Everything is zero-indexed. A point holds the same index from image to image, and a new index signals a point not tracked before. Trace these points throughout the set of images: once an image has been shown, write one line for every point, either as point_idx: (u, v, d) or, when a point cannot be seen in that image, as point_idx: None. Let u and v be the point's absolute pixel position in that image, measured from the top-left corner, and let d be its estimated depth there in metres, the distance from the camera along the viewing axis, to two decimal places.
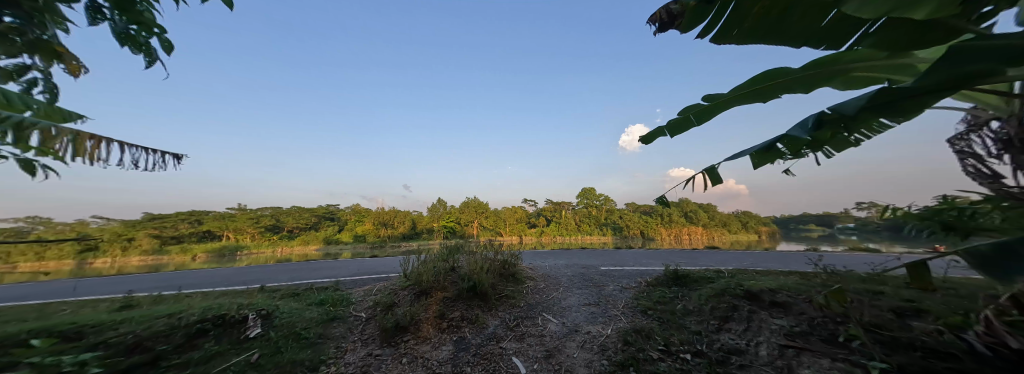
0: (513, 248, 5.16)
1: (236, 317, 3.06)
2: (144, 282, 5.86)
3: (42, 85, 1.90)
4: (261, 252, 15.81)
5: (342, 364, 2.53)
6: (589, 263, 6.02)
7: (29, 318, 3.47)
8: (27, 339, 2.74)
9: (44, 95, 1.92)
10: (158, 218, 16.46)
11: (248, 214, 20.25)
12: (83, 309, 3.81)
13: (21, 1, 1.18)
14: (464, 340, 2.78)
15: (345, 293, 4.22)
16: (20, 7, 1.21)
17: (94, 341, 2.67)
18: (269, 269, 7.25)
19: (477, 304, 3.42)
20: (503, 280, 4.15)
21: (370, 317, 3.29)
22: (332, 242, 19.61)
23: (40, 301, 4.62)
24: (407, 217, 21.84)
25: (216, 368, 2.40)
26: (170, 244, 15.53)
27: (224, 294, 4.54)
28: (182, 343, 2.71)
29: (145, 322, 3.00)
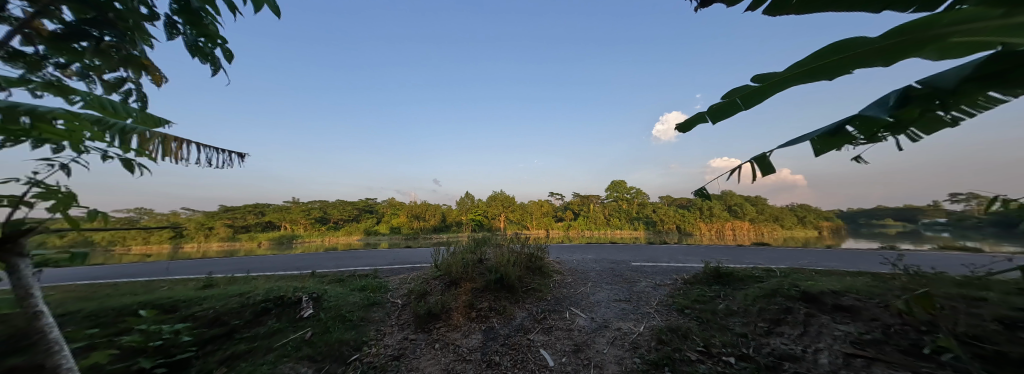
0: (540, 242, 5.14)
1: (292, 298, 3.39)
2: (220, 265, 6.77)
3: (136, 95, 2.19)
4: (311, 242, 17.45)
5: (382, 345, 2.71)
6: (619, 258, 5.84)
7: (139, 292, 4.18)
8: (137, 309, 3.30)
9: (138, 103, 2.22)
10: (230, 210, 18.97)
11: (300, 206, 22.53)
12: (177, 286, 4.50)
13: (117, 22, 1.37)
14: (492, 330, 2.84)
15: (383, 281, 4.50)
16: (115, 26, 1.40)
17: (186, 315, 3.14)
18: (319, 256, 7.99)
19: (503, 296, 3.47)
20: (530, 273, 4.17)
21: (405, 304, 3.49)
22: (371, 233, 21.13)
23: (146, 278, 5.55)
24: (437, 211, 22.84)
25: (278, 342, 2.71)
26: (240, 233, 17.87)
27: (282, 278, 5.09)
28: (251, 319, 3.09)
29: (222, 299, 3.45)
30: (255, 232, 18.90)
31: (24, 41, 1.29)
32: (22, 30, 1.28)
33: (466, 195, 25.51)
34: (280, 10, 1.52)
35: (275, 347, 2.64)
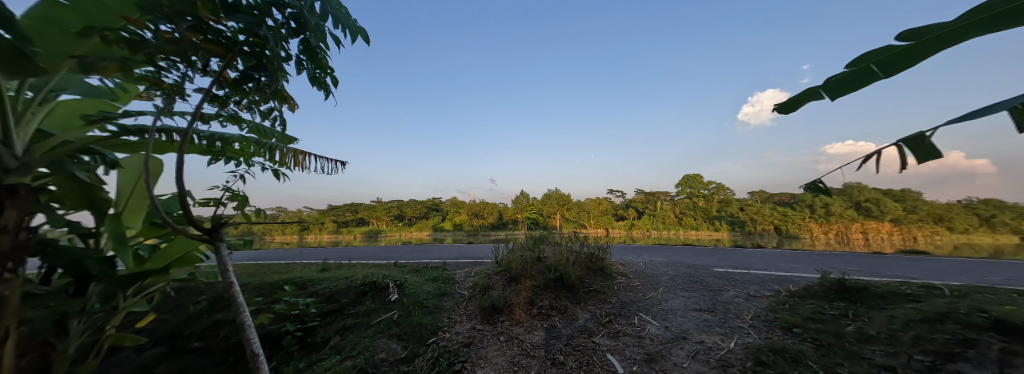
0: (602, 241, 4.91)
1: (382, 284, 3.95)
2: (328, 253, 8.31)
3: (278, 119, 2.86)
4: (391, 236, 20.07)
5: (453, 332, 2.94)
6: (696, 263, 5.18)
7: (279, 272, 5.44)
8: (280, 285, 4.29)
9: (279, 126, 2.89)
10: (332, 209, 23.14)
11: (381, 205, 26.12)
12: (302, 269, 5.71)
13: (268, 65, 1.81)
14: (555, 328, 2.83)
15: (451, 273, 4.91)
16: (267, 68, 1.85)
17: (310, 292, 3.95)
18: (398, 249, 9.15)
19: (565, 295, 3.42)
20: (592, 273, 4.01)
21: (471, 296, 3.74)
22: (437, 229, 23.23)
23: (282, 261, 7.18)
24: (495, 209, 23.80)
25: (374, 320, 3.19)
26: (338, 228, 21.65)
27: (373, 266, 6.00)
28: (355, 299, 3.73)
29: (333, 281, 4.24)
30: (349, 227, 22.65)
31: (217, 87, 1.80)
32: (216, 80, 1.79)
33: (522, 193, 25.95)
34: (368, 36, 1.78)
35: (372, 324, 3.12)
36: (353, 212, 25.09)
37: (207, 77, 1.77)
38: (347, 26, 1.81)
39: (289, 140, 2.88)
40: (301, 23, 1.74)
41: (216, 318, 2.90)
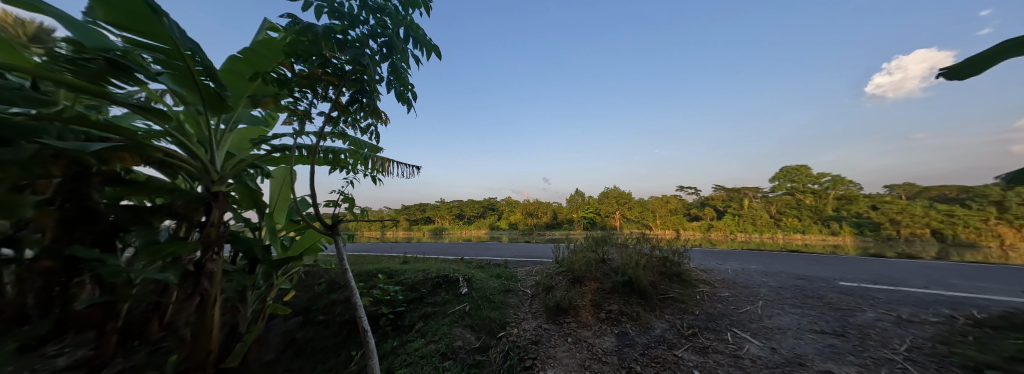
0: (677, 244, 4.42)
1: (453, 278, 4.25)
2: (404, 248, 9.37)
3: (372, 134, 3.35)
4: (453, 234, 21.66)
5: (521, 329, 2.96)
6: (805, 274, 4.25)
7: (369, 262, 6.35)
8: (372, 274, 5.00)
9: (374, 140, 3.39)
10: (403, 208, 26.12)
11: (444, 205, 28.37)
12: (386, 261, 6.56)
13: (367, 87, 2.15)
14: (627, 335, 2.65)
15: (513, 271, 5.03)
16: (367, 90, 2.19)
17: (395, 281, 4.50)
18: (461, 246, 9.81)
19: (637, 301, 3.18)
20: (667, 280, 3.64)
21: (534, 295, 3.77)
22: (494, 228, 24.17)
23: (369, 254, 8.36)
24: (549, 209, 23.65)
25: (450, 310, 3.42)
26: (408, 226, 24.30)
27: (442, 261, 6.54)
28: (433, 289, 4.10)
29: (413, 272, 4.75)
30: (417, 226, 25.17)
31: (332, 110, 2.20)
32: (332, 104, 2.20)
33: (577, 193, 25.12)
34: (440, 53, 1.99)
35: (449, 313, 3.35)
36: (420, 212, 27.80)
37: (325, 103, 2.19)
38: (424, 45, 2.06)
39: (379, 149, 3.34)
40: (391, 47, 2.04)
41: (333, 297, 3.53)
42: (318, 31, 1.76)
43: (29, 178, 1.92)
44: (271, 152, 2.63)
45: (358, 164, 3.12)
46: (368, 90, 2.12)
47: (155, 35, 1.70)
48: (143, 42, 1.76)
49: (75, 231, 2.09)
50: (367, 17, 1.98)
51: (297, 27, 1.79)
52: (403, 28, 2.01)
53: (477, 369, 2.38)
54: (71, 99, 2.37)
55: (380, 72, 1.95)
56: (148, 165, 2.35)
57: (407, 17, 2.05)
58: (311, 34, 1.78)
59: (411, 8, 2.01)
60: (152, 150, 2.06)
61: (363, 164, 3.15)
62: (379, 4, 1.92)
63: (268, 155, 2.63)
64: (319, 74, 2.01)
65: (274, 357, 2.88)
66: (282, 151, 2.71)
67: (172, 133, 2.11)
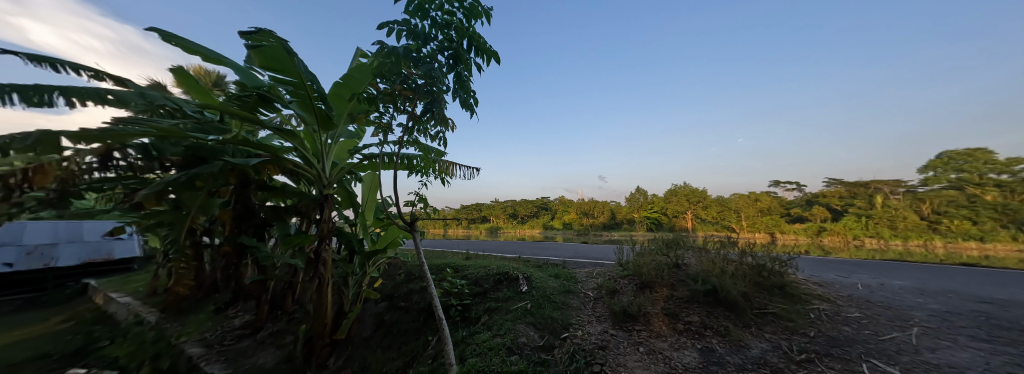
0: (776, 251, 3.67)
1: (513, 275, 4.31)
2: (465, 245, 9.96)
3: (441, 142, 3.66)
4: (508, 233, 22.21)
5: (585, 332, 2.81)
6: (990, 296, 3.07)
7: (437, 257, 6.93)
8: (441, 268, 5.43)
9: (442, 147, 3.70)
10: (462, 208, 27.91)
11: (500, 205, 29.31)
12: (451, 256, 7.07)
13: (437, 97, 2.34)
14: (713, 352, 2.25)
15: (572, 272, 4.88)
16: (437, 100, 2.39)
17: (461, 275, 4.79)
18: (517, 244, 9.99)
19: (724, 315, 2.74)
20: (763, 292, 3.07)
21: (597, 298, 3.58)
22: (548, 228, 23.95)
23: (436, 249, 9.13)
24: (606, 208, 22.40)
25: (512, 306, 3.46)
26: (467, 225, 25.82)
27: (501, 258, 6.74)
28: (495, 285, 4.24)
29: (476, 268, 4.99)
30: (476, 225, 26.58)
31: (409, 120, 2.48)
32: (409, 116, 2.47)
33: (639, 190, 23.14)
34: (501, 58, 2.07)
35: (512, 309, 3.38)
36: (478, 211, 29.27)
37: (403, 115, 2.48)
38: (486, 52, 2.14)
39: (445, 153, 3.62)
40: (457, 58, 2.19)
41: (411, 287, 3.95)
42: (399, 53, 2.00)
43: (217, 184, 2.65)
44: (363, 161, 3.10)
45: (429, 168, 3.43)
46: (438, 100, 2.31)
47: (290, 71, 2.20)
48: (281, 78, 2.28)
49: (242, 225, 2.96)
50: (437, 34, 2.17)
51: (383, 51, 2.06)
52: (467, 39, 2.13)
53: (542, 367, 2.28)
54: (237, 127, 3.19)
55: (449, 83, 2.12)
56: (282, 174, 3.00)
57: (470, 28, 2.15)
58: (394, 56, 2.02)
59: (474, 19, 2.11)
60: (286, 162, 2.64)
61: (432, 167, 3.46)
62: (447, 20, 2.08)
63: (361, 163, 3.10)
64: (399, 90, 2.28)
65: (368, 335, 3.35)
66: (370, 159, 3.17)
67: (298, 148, 2.67)
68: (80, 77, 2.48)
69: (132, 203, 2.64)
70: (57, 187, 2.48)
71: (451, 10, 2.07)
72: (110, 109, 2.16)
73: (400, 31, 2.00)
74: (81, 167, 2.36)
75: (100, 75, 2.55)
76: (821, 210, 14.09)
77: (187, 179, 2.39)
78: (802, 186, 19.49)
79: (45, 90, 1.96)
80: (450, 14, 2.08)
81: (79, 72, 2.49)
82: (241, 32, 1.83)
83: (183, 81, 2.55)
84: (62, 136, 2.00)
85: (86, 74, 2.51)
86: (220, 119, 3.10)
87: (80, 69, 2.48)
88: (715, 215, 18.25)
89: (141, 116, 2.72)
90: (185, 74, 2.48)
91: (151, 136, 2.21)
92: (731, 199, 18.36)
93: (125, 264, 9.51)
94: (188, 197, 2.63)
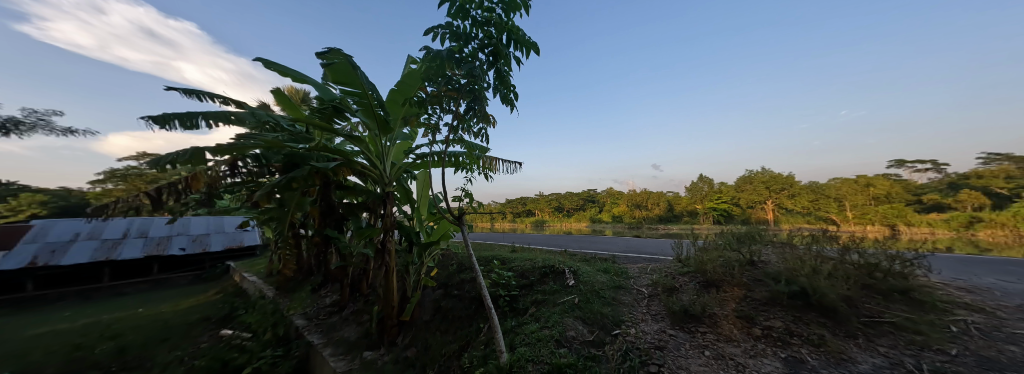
0: (893, 247, 2.94)
1: (558, 270, 4.26)
2: (513, 239, 10.17)
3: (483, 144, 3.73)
4: (554, 226, 22.23)
5: (639, 330, 2.64)
6: None
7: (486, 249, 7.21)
8: (489, 259, 5.64)
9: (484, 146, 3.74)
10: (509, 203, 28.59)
11: (545, 198, 29.23)
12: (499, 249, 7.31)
13: (479, 96, 2.39)
14: (803, 364, 1.90)
15: (623, 267, 4.61)
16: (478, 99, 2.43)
17: (508, 267, 4.91)
18: (564, 238, 9.83)
19: (818, 322, 2.31)
20: (876, 296, 2.49)
21: (652, 295, 3.34)
22: (596, 221, 23.16)
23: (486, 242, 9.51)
24: (661, 199, 20.79)
25: (559, 299, 3.44)
26: (514, 219, 26.36)
27: (547, 252, 6.74)
28: (540, 278, 4.26)
29: (523, 261, 5.07)
30: (523, 219, 26.95)
31: (454, 119, 2.60)
32: (453, 115, 2.60)
33: (702, 179, 20.68)
34: (536, 47, 2.09)
35: (559, 302, 3.37)
36: (525, 205, 29.61)
37: (448, 114, 2.62)
38: (524, 44, 2.13)
39: (488, 149, 3.69)
40: (496, 54, 2.22)
41: (463, 277, 4.20)
42: (443, 55, 2.10)
43: (307, 185, 3.15)
44: (417, 160, 3.38)
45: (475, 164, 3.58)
46: (479, 98, 2.39)
47: (355, 83, 2.48)
48: (349, 90, 2.61)
49: (326, 219, 3.45)
50: (477, 32, 2.22)
51: (428, 56, 2.18)
52: (507, 33, 2.13)
53: (593, 362, 2.21)
54: (319, 135, 3.76)
55: (489, 80, 2.17)
56: (355, 175, 3.46)
57: (509, 22, 2.13)
58: (439, 59, 2.13)
59: (513, 12, 2.10)
60: (355, 164, 3.01)
61: (476, 163, 3.59)
62: (486, 17, 2.12)
63: (415, 162, 3.38)
64: (445, 92, 2.43)
65: (429, 318, 3.66)
66: (422, 158, 3.44)
67: (364, 152, 3.01)
68: (214, 103, 3.19)
69: (252, 201, 3.32)
70: (206, 190, 3.26)
71: (491, 7, 2.10)
72: (233, 127, 2.74)
73: (444, 34, 2.10)
74: (219, 173, 3.04)
75: (226, 100, 3.24)
76: (973, 195, 10.79)
77: (286, 181, 2.90)
78: (939, 165, 15.14)
79: (193, 115, 2.57)
80: (490, 10, 2.11)
81: (214, 100, 3.20)
82: (318, 52, 2.14)
83: (282, 101, 3.11)
84: (204, 150, 2.60)
85: (217, 100, 3.22)
86: (306, 130, 3.69)
87: (213, 97, 3.19)
88: (805, 205, 15.34)
89: (255, 131, 3.41)
90: (282, 93, 3.01)
91: (260, 147, 2.73)
92: (828, 185, 15.22)
93: (250, 251, 12.06)
94: (288, 196, 3.16)
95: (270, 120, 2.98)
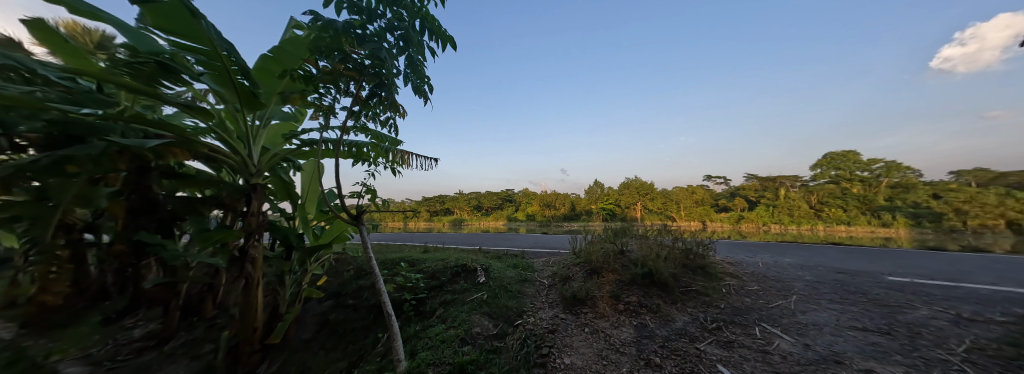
0: (702, 237, 4.22)
1: (472, 267, 4.29)
2: (428, 238, 9.71)
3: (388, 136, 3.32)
4: (472, 225, 22.30)
5: (537, 318, 2.92)
6: (848, 267, 3.76)
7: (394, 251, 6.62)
8: (395, 262, 5.19)
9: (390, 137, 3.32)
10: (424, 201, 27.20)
11: (465, 197, 28.97)
12: (408, 250, 6.81)
13: (387, 82, 2.11)
14: (646, 327, 2.50)
15: (530, 261, 5.04)
16: (386, 85, 2.15)
17: (416, 269, 4.64)
18: (481, 236, 10.00)
19: (657, 294, 3.08)
20: (689, 272, 3.50)
21: (551, 285, 3.75)
22: (511, 220, 24.31)
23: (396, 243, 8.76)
24: (566, 200, 23.74)
25: (469, 297, 3.47)
26: (430, 218, 25.14)
27: (461, 251, 6.69)
28: (451, 277, 4.18)
29: (434, 261, 4.84)
30: (439, 217, 25.98)
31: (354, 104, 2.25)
32: (354, 98, 2.25)
33: (597, 184, 24.59)
34: (453, 43, 2.04)
35: (467, 300, 3.40)
36: (441, 204, 28.57)
37: (347, 97, 2.25)
38: (438, 35, 2.03)
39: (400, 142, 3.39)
40: (407, 40, 2.04)
41: (360, 283, 3.71)
42: (338, 25, 1.77)
43: (98, 170, 2.12)
44: (301, 147, 2.77)
45: (379, 156, 3.22)
46: (387, 84, 2.12)
47: (194, 35, 1.81)
48: (185, 43, 1.89)
49: (139, 219, 2.40)
50: (384, 11, 2.00)
51: (319, 23, 1.83)
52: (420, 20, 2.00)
53: (493, 354, 2.33)
54: (129, 100, 2.61)
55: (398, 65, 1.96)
56: (197, 160, 2.56)
57: (423, 9, 2.02)
58: (332, 30, 1.81)
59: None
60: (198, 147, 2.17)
61: (383, 156, 3.23)
62: None
63: (298, 150, 2.77)
64: (343, 70, 2.07)
65: (310, 336, 3.09)
66: (311, 145, 2.86)
67: (215, 130, 2.26)
68: None
69: None
70: None
71: None
72: None
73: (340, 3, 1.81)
74: None
75: None
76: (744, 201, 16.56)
77: (49, 160, 1.86)
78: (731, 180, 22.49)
79: None
80: None
81: None
82: None
83: (40, 36, 1.96)
84: None
85: None
86: (103, 90, 2.50)
87: None
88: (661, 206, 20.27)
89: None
90: (47, 28, 1.95)
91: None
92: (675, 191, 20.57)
93: None
94: (58, 183, 2.09)
95: (15, 64, 1.87)
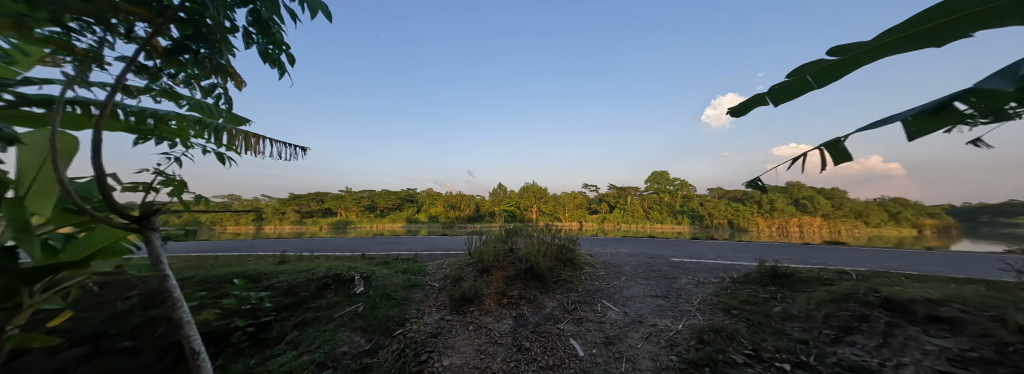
0: (573, 234, 5.05)
1: (347, 277, 3.69)
2: (296, 244, 7.83)
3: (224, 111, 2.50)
4: (363, 228, 19.41)
5: (421, 323, 2.78)
6: (658, 253, 5.26)
7: (234, 264, 4.99)
8: (232, 278, 3.91)
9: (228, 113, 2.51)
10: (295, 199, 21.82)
11: (354, 195, 25.00)
12: (259, 261, 5.27)
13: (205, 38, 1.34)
14: (523, 316, 2.77)
15: (422, 265, 4.76)
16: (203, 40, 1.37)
17: (264, 286, 3.61)
18: (370, 240, 8.82)
19: (535, 286, 3.47)
20: (560, 264, 4.11)
21: (442, 287, 3.65)
22: (410, 220, 22.38)
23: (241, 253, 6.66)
24: (470, 201, 23.96)
25: (337, 312, 2.95)
26: (302, 220, 20.36)
27: (340, 258, 5.68)
28: (316, 292, 3.46)
29: (294, 274, 3.90)
30: (316, 218, 21.41)
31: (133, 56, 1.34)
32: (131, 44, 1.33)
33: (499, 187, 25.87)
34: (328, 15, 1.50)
35: (335, 316, 2.88)
36: (320, 203, 23.64)
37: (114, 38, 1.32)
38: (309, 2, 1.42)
39: (243, 120, 2.56)
40: None
41: (151, 316, 2.57)
42: None
43: None
44: None
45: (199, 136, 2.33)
46: (207, 43, 1.36)
47: None
48: None
49: None
50: None
51: None
52: None
53: None
54: None
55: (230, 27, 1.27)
56: None
57: None
58: None
59: None
60: None
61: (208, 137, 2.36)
62: None
63: None
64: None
65: None
66: None
67: None
68: None
69: None
70: None
71: None
72: None
73: None
74: None
75: None
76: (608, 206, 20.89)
77: None
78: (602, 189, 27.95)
79: None
80: None
81: None
82: None
83: None
84: None
85: None
86: None
87: None
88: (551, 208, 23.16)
89: None
90: None
91: None
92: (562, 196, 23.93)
93: None
94: None
95: None
